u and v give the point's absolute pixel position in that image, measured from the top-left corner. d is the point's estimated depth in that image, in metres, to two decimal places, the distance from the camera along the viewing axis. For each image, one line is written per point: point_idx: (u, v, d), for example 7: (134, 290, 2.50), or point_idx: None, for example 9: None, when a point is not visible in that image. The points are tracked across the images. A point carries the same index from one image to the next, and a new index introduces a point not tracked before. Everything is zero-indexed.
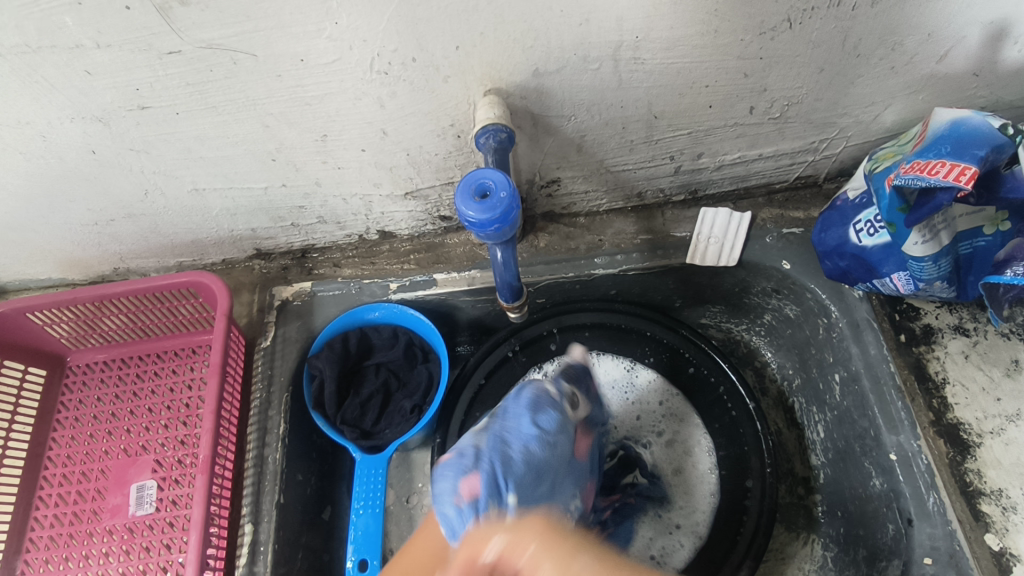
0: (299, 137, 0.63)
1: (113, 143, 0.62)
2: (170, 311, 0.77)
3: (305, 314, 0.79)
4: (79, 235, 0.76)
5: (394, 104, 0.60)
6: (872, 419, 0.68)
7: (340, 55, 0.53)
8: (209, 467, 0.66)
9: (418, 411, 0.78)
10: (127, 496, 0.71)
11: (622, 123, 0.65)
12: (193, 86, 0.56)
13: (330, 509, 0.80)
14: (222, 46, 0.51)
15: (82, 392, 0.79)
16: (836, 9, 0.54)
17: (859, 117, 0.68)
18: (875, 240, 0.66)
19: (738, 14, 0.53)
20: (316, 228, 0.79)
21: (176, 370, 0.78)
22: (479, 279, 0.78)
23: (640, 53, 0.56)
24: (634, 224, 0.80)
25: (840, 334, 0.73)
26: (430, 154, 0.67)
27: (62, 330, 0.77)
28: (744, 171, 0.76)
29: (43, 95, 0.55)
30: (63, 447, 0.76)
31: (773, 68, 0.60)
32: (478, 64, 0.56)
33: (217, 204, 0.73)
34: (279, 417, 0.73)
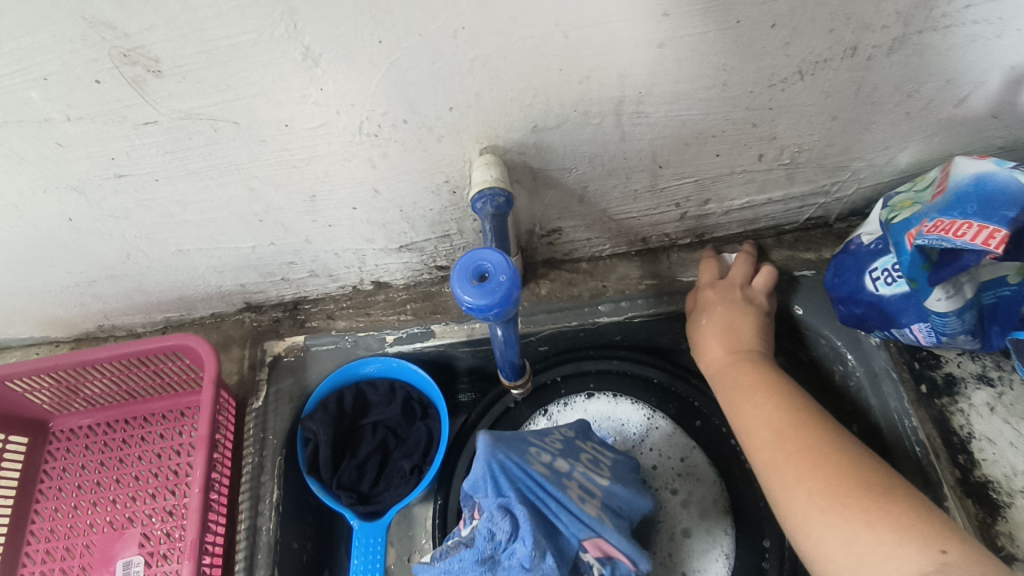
0: (287, 198, 0.60)
1: (91, 210, 0.58)
2: (155, 373, 0.74)
3: (298, 370, 0.76)
4: (61, 296, 0.73)
5: (386, 163, 0.56)
6: (896, 476, 0.66)
7: (326, 119, 0.50)
8: (197, 552, 0.61)
9: (418, 471, 0.74)
10: (113, 574, 0.67)
11: (625, 173, 0.62)
12: (172, 154, 0.52)
13: (328, 574, 0.77)
14: (202, 115, 0.48)
15: (66, 460, 0.75)
16: (850, 60, 0.51)
17: (873, 160, 0.65)
18: (892, 289, 0.62)
19: (747, 68, 0.50)
20: (308, 281, 0.76)
21: (164, 434, 0.75)
22: (479, 330, 0.76)
23: (644, 107, 0.53)
24: (638, 268, 0.78)
25: (857, 384, 0.70)
26: (425, 209, 0.64)
27: (43, 396, 0.74)
28: (752, 214, 0.73)
29: (14, 168, 0.52)
30: (46, 520, 0.72)
31: (783, 117, 0.57)
32: (473, 123, 0.53)
33: (203, 263, 0.69)
34: (272, 483, 0.70)
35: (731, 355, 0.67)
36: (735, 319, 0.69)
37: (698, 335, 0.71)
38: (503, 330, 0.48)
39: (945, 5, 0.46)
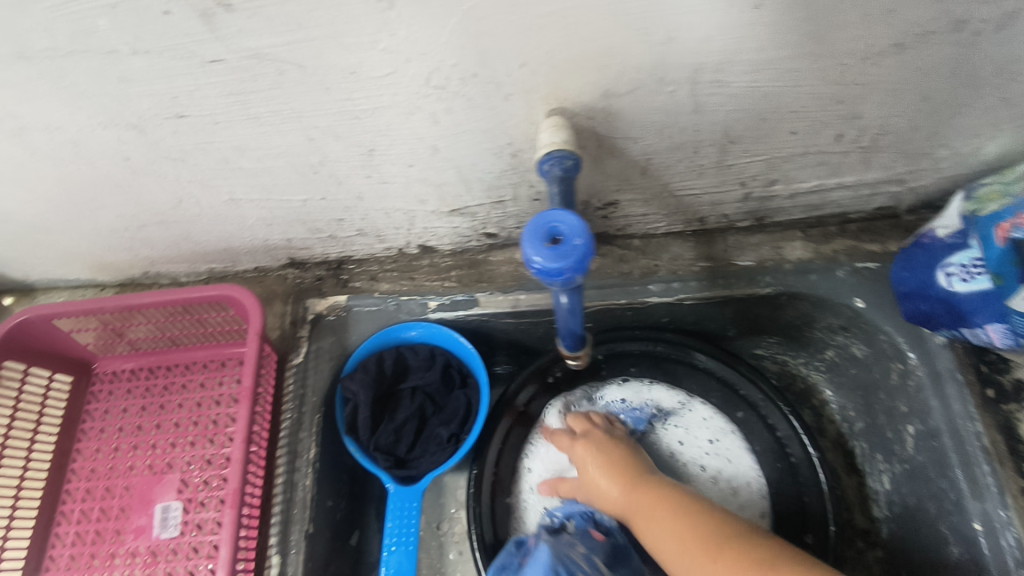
0: (344, 150, 0.58)
1: (149, 150, 0.58)
2: (199, 322, 0.74)
3: (338, 330, 0.76)
4: (111, 239, 0.73)
5: (449, 120, 0.55)
6: (952, 481, 0.62)
7: (395, 68, 0.48)
8: (238, 501, 0.62)
9: (455, 440, 0.73)
10: (151, 517, 0.68)
11: (694, 148, 0.60)
12: (236, 96, 0.51)
13: (357, 534, 0.77)
14: (270, 56, 0.47)
15: (108, 402, 0.76)
16: (956, 34, 0.47)
17: (958, 148, 0.61)
18: (969, 287, 0.59)
19: (843, 38, 0.47)
20: (355, 240, 0.75)
21: (204, 384, 0.75)
22: (524, 301, 0.74)
23: (724, 76, 0.50)
24: (693, 249, 0.75)
25: (917, 384, 0.67)
26: (483, 172, 0.62)
27: (89, 336, 0.74)
28: (819, 199, 0.70)
29: (76, 102, 0.51)
30: (87, 459, 0.73)
31: (871, 94, 0.53)
32: (544, 82, 0.50)
33: (253, 214, 0.69)
34: (310, 440, 0.70)
35: (635, 478, 0.66)
36: (607, 454, 0.70)
37: (596, 489, 0.69)
38: (567, 298, 0.47)
39: None
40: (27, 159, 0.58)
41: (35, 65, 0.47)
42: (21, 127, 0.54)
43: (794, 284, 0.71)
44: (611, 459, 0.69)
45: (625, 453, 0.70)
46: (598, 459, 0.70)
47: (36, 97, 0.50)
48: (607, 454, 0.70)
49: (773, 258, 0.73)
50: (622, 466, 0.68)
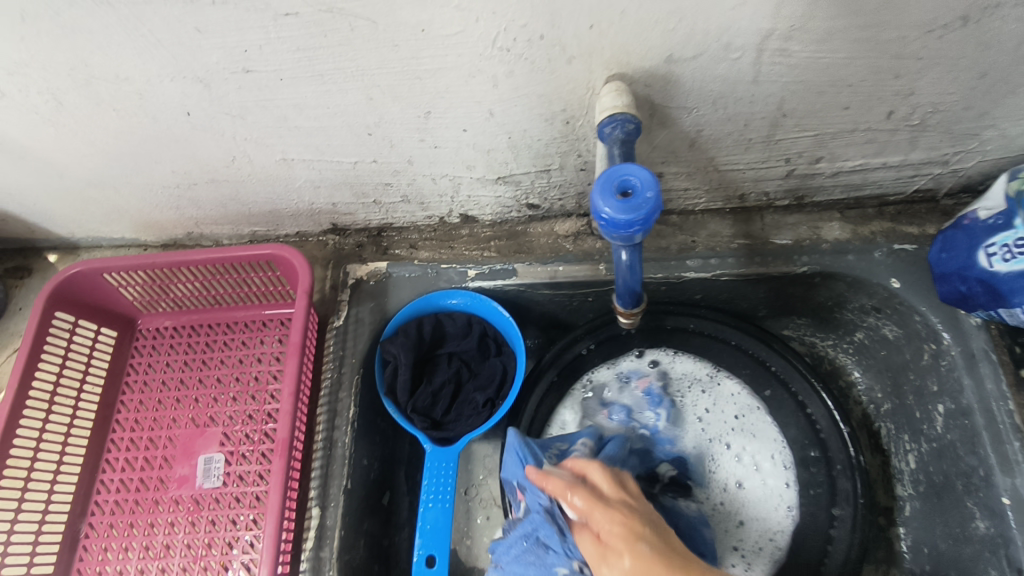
0: (402, 112, 0.60)
1: (210, 105, 0.59)
2: (243, 282, 0.75)
3: (378, 296, 0.77)
4: (160, 196, 0.74)
5: (509, 83, 0.56)
6: (982, 457, 0.64)
7: (464, 27, 0.49)
8: (288, 449, 0.64)
9: (491, 405, 0.74)
10: (195, 468, 0.70)
11: (745, 120, 0.61)
12: (305, 51, 0.52)
13: (389, 494, 0.78)
14: (344, 10, 0.48)
15: (151, 356, 0.77)
16: (1020, 10, 0.48)
17: (1004, 130, 0.62)
18: (1010, 266, 0.60)
19: (909, 9, 0.48)
20: (398, 207, 0.76)
21: (245, 343, 0.77)
22: (563, 273, 0.75)
23: (787, 45, 0.51)
24: (730, 226, 0.76)
25: (950, 363, 0.68)
26: (534, 139, 0.63)
27: (134, 292, 0.76)
28: (860, 179, 0.71)
29: (148, 51, 0.52)
30: (131, 411, 0.74)
31: (927, 70, 0.54)
32: (608, 46, 0.51)
33: (303, 175, 0.70)
34: (350, 400, 0.72)
35: (637, 526, 0.47)
36: (638, 531, 0.47)
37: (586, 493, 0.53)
38: (627, 254, 0.49)
39: None
40: (91, 109, 0.59)
41: (115, 10, 0.48)
42: (92, 76, 0.55)
43: (831, 263, 0.72)
44: (632, 540, 0.47)
45: (660, 537, 0.47)
46: (625, 538, 0.47)
47: (110, 45, 0.51)
48: (605, 484, 0.53)
49: (810, 238, 0.74)
50: (671, 561, 0.44)
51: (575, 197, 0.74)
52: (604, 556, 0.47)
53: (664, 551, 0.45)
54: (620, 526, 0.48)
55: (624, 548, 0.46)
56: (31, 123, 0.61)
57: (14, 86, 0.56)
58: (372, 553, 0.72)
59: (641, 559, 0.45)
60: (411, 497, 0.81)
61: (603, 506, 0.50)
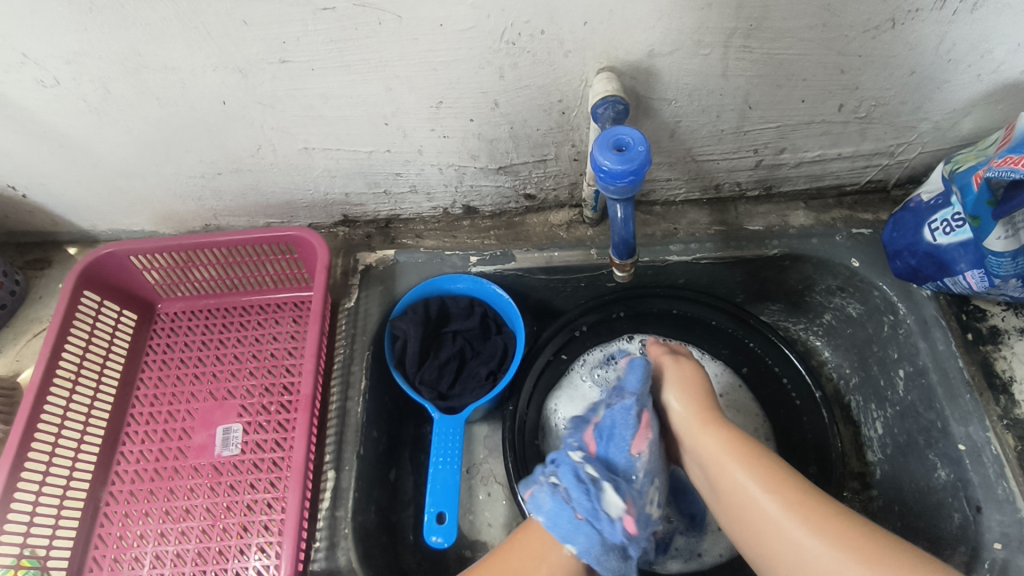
0: (416, 102, 0.67)
1: (245, 94, 0.66)
2: (261, 265, 0.81)
3: (387, 279, 0.83)
4: (185, 187, 0.80)
5: (513, 75, 0.64)
6: (939, 411, 0.71)
7: (476, 23, 0.58)
8: (311, 404, 0.70)
9: (493, 378, 0.81)
10: (213, 437, 0.74)
11: (717, 112, 0.70)
12: (335, 43, 0.59)
13: (396, 470, 0.82)
14: (373, 5, 0.55)
15: (170, 337, 0.82)
16: (938, 12, 0.58)
17: (938, 122, 0.72)
18: (951, 238, 0.69)
19: (848, 11, 0.57)
20: (406, 197, 0.83)
21: (261, 323, 0.82)
22: (557, 257, 0.81)
23: (750, 42, 0.60)
24: (708, 215, 0.84)
25: (907, 331, 0.75)
26: (533, 129, 0.71)
27: (157, 275, 0.81)
28: (819, 170, 0.80)
29: (196, 42, 0.59)
30: (150, 388, 0.78)
31: (868, 66, 0.64)
32: (600, 41, 0.60)
33: (321, 165, 0.77)
34: (361, 372, 0.76)
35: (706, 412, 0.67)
36: (696, 394, 0.69)
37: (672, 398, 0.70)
38: (621, 208, 0.58)
39: None
40: (136, 98, 0.66)
41: (173, 5, 0.55)
42: (142, 65, 0.62)
43: (798, 246, 0.80)
44: (710, 421, 0.66)
45: (720, 416, 0.67)
46: (698, 410, 0.67)
47: (163, 37, 0.58)
48: (696, 376, 0.71)
49: (779, 224, 0.82)
50: (723, 420, 0.66)
51: (568, 188, 0.82)
52: (684, 419, 0.68)
53: (723, 420, 0.66)
54: (704, 406, 0.68)
55: (708, 425, 0.65)
56: (77, 112, 0.67)
57: (68, 75, 0.63)
58: (381, 521, 0.76)
59: (728, 430, 0.64)
60: (416, 476, 0.84)
61: (676, 373, 0.71)
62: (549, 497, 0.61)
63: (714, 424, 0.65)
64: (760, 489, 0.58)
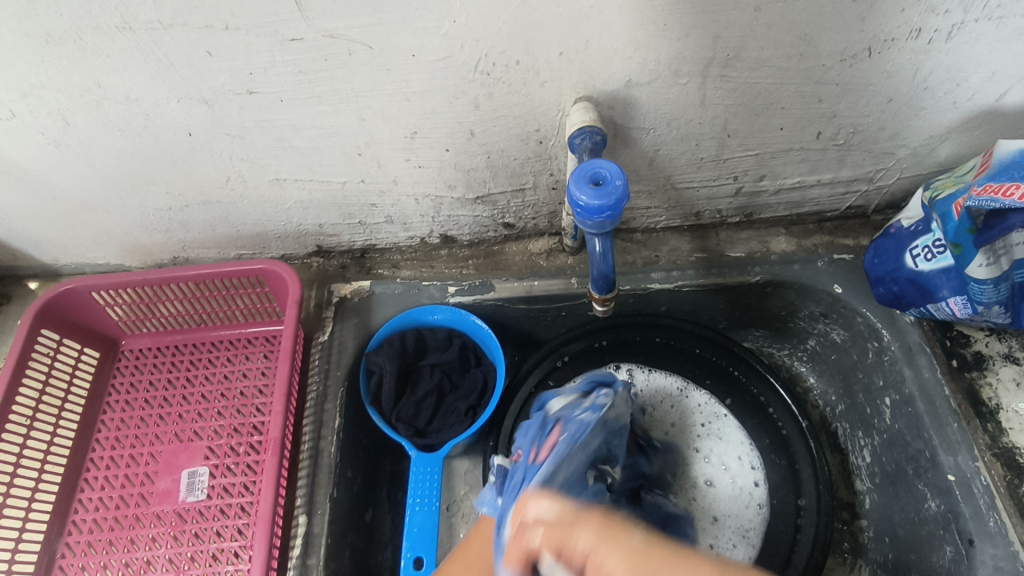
0: (390, 132, 0.65)
1: (211, 126, 0.64)
2: (231, 299, 0.78)
3: (362, 312, 0.80)
4: (151, 219, 0.78)
5: (488, 105, 0.62)
6: (927, 440, 0.70)
7: (449, 53, 0.56)
8: (280, 446, 0.66)
9: (472, 413, 0.78)
10: (177, 482, 0.70)
11: (696, 140, 0.69)
12: (305, 74, 0.58)
13: (371, 511, 0.78)
14: (343, 36, 0.54)
15: (134, 376, 0.79)
16: (914, 42, 0.58)
17: (916, 149, 0.72)
18: (932, 265, 0.68)
19: (825, 41, 0.57)
20: (382, 227, 0.81)
21: (230, 359, 0.79)
22: (537, 287, 0.79)
23: (728, 71, 0.60)
24: (689, 242, 0.83)
25: (892, 357, 0.74)
26: (510, 158, 0.70)
27: (120, 311, 0.78)
28: (799, 196, 0.80)
29: (160, 74, 0.57)
30: (112, 430, 0.75)
31: (846, 94, 0.64)
32: (576, 71, 0.59)
33: (293, 196, 0.74)
34: (335, 410, 0.73)
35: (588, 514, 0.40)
36: (539, 481, 0.50)
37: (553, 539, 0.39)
38: (600, 242, 0.57)
39: None
40: (98, 130, 0.63)
41: (135, 37, 0.53)
42: (102, 97, 0.59)
43: (780, 273, 0.79)
44: (554, 501, 0.43)
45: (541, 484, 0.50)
46: (568, 522, 0.39)
47: (124, 68, 0.56)
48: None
49: (760, 250, 0.81)
50: (557, 490, 0.48)
51: (547, 216, 0.81)
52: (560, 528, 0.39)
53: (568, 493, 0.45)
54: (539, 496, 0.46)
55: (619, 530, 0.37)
56: (35, 144, 0.65)
57: (24, 107, 0.60)
58: (355, 567, 0.72)
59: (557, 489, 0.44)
60: (393, 516, 0.81)
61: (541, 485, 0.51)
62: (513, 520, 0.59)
63: (574, 516, 0.40)
64: (709, 573, 0.33)
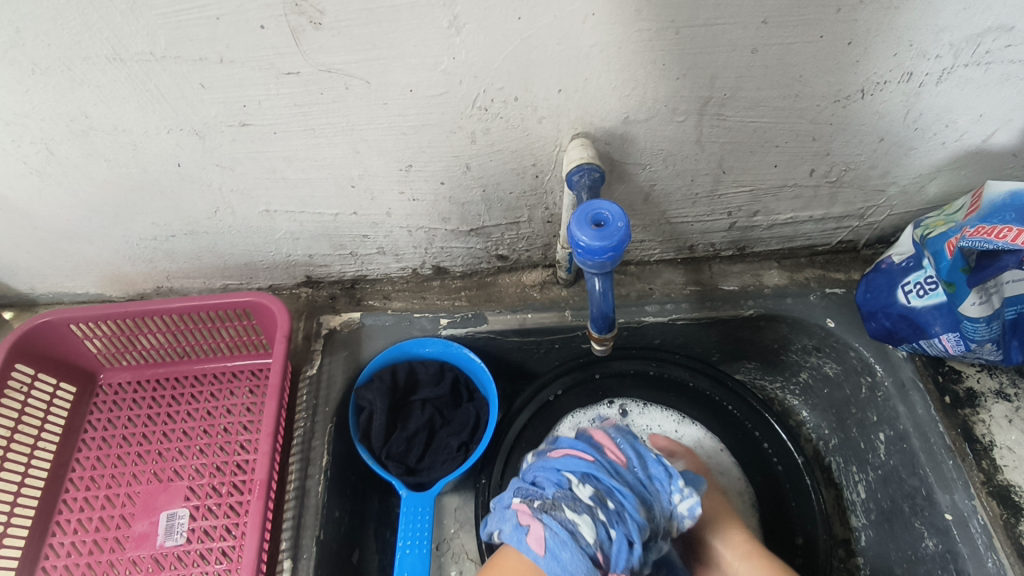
0: (385, 165, 0.64)
1: (202, 157, 0.62)
2: (216, 331, 0.76)
3: (352, 344, 0.78)
4: (135, 249, 0.75)
5: (485, 140, 0.62)
6: (923, 478, 0.69)
7: (448, 89, 0.56)
8: (266, 488, 0.63)
9: (465, 449, 0.77)
10: (155, 525, 0.67)
11: (692, 176, 0.69)
12: (300, 107, 0.57)
13: (358, 552, 0.75)
14: (341, 71, 0.53)
15: (112, 412, 0.76)
16: (905, 84, 0.59)
17: (905, 186, 0.73)
18: (925, 301, 0.68)
19: (819, 82, 0.58)
20: (373, 258, 0.80)
21: (214, 394, 0.76)
22: (531, 319, 0.78)
23: (724, 110, 0.60)
24: (682, 275, 0.83)
25: (885, 394, 0.74)
26: (505, 192, 0.69)
27: (100, 344, 0.75)
28: (791, 231, 0.80)
29: (150, 105, 0.56)
30: (87, 469, 0.72)
31: (839, 134, 0.64)
32: (574, 108, 0.59)
33: (283, 227, 0.73)
34: (323, 448, 0.71)
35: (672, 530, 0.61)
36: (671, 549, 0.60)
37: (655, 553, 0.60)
38: (599, 281, 0.57)
39: (991, 42, 0.55)
40: (83, 160, 0.62)
41: (125, 68, 0.52)
42: (89, 127, 0.58)
43: (773, 307, 0.79)
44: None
45: None
46: None
47: (113, 98, 0.55)
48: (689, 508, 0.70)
49: (754, 284, 0.81)
50: None
51: (541, 249, 0.80)
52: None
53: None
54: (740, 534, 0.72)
55: None
56: (17, 173, 0.63)
57: (7, 136, 0.58)
58: None
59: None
60: (380, 557, 0.78)
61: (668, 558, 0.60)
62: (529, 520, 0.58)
63: None
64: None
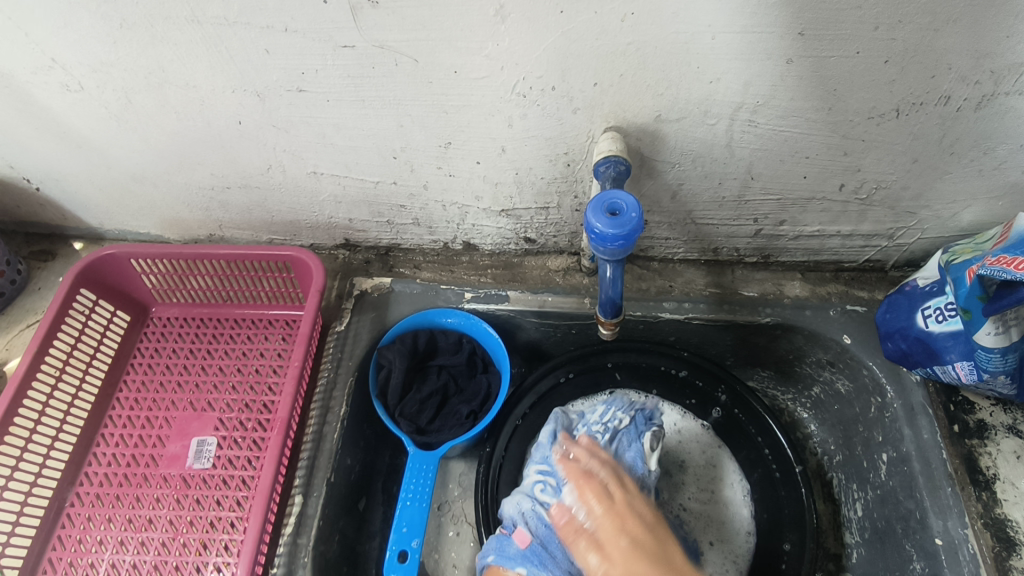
0: (426, 140, 0.68)
1: (260, 117, 0.67)
2: (258, 281, 0.82)
3: (380, 307, 0.83)
4: (193, 197, 0.82)
5: (522, 125, 0.65)
6: (919, 501, 0.69)
7: (490, 73, 0.59)
8: (286, 427, 0.69)
9: (473, 417, 0.81)
10: (186, 448, 0.74)
11: (720, 179, 0.71)
12: (352, 79, 0.61)
13: (366, 500, 0.80)
14: (393, 48, 0.57)
15: (159, 342, 0.83)
16: (942, 107, 0.59)
17: (938, 212, 0.73)
18: (943, 326, 0.69)
19: (853, 98, 0.59)
20: (408, 229, 0.85)
21: (250, 338, 0.83)
22: (550, 303, 0.82)
23: (756, 117, 0.62)
24: (704, 276, 0.84)
25: (893, 415, 0.74)
26: (538, 177, 0.72)
27: (154, 280, 0.83)
28: (818, 245, 0.81)
29: (219, 65, 0.61)
30: (132, 391, 0.79)
31: (872, 151, 0.65)
32: (609, 102, 0.61)
33: (328, 189, 0.78)
34: (342, 399, 0.77)
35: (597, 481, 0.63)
36: (605, 500, 0.61)
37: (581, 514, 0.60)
38: (611, 268, 0.60)
39: None
40: (156, 110, 0.68)
41: (201, 29, 0.57)
42: (164, 80, 0.64)
43: (790, 316, 0.80)
44: (632, 539, 0.57)
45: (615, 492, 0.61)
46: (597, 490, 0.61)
47: (187, 56, 0.60)
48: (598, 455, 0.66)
49: (774, 292, 0.82)
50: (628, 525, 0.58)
51: (568, 236, 0.83)
52: (583, 529, 0.59)
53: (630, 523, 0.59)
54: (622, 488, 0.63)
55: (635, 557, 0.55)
56: (98, 116, 0.69)
57: (92, 82, 0.65)
58: (344, 552, 0.74)
59: (657, 561, 0.55)
60: (385, 508, 0.83)
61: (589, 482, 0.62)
62: (503, 542, 0.67)
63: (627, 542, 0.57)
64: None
